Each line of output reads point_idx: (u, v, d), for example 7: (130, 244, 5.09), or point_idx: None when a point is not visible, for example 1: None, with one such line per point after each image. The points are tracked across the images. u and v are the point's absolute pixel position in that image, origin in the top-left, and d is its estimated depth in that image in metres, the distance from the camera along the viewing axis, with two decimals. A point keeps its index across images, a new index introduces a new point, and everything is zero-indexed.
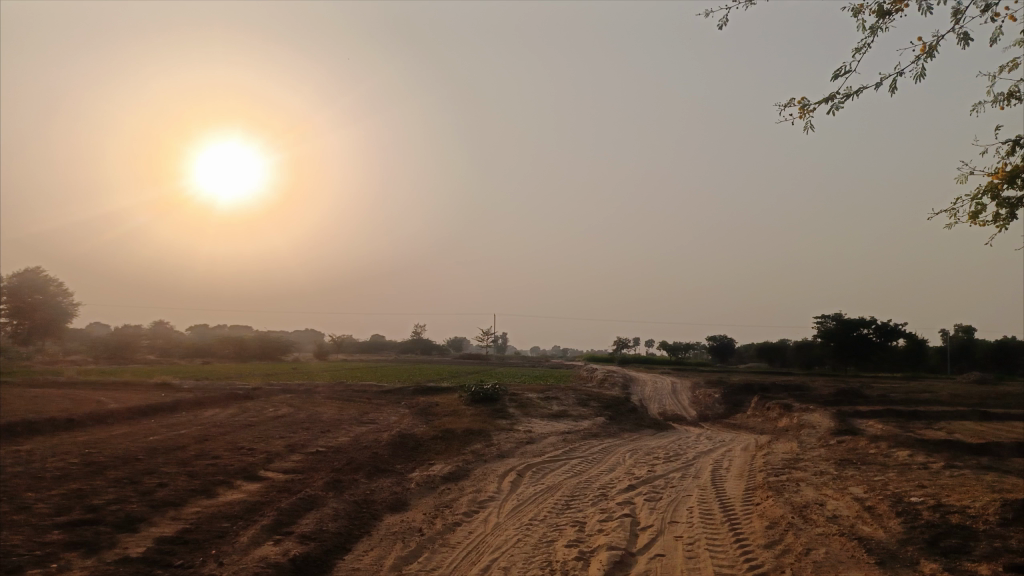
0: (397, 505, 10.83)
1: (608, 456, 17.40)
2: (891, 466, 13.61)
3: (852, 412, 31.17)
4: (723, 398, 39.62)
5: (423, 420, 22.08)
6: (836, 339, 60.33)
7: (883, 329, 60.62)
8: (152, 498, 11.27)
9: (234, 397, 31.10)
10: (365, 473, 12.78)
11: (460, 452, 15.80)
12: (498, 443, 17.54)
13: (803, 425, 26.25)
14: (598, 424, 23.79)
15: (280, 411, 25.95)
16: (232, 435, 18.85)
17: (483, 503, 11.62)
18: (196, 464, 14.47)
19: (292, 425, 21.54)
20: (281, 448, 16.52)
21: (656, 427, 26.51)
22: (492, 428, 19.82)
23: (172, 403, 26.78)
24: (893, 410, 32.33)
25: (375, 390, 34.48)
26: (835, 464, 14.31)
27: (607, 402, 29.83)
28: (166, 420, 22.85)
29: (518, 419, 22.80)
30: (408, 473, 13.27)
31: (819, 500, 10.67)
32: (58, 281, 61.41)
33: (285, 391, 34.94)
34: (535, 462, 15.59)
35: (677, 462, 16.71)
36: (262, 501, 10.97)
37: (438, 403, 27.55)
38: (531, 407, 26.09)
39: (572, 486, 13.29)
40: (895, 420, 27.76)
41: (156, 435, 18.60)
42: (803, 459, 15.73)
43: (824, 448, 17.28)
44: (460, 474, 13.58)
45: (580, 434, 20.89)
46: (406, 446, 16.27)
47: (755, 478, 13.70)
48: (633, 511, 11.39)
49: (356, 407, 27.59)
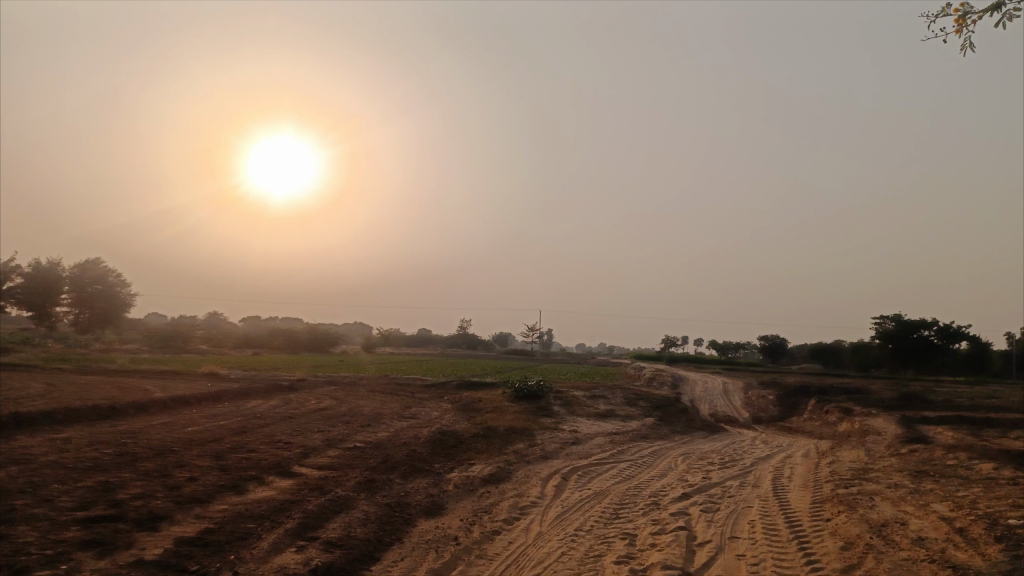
0: (432, 509, 10.10)
1: (658, 459, 16.44)
2: (975, 481, 12.32)
3: (918, 418, 29.35)
4: (778, 400, 38.02)
5: (466, 417, 21.41)
6: (894, 341, 57.81)
7: (945, 331, 57.49)
8: (179, 493, 10.78)
9: (279, 389, 30.97)
10: (401, 472, 12.11)
11: (502, 452, 15.03)
12: (542, 444, 16.71)
13: (866, 432, 24.70)
14: (647, 425, 22.81)
15: (323, 404, 25.57)
16: (270, 427, 18.46)
17: (524, 509, 10.81)
18: (230, 457, 14.02)
19: (333, 418, 21.11)
20: (319, 442, 16.01)
21: (708, 429, 25.34)
22: (536, 426, 18.97)
23: (217, 394, 26.64)
24: (961, 416, 30.41)
25: (419, 384, 34.02)
26: (912, 477, 13.04)
27: (656, 402, 28.72)
28: (208, 410, 22.62)
29: (563, 418, 21.91)
30: (446, 474, 12.54)
31: (901, 519, 9.53)
32: (116, 271, 62.78)
33: (330, 384, 34.75)
34: (581, 465, 14.71)
35: (734, 468, 15.65)
36: (291, 500, 10.36)
37: (482, 399, 26.89)
38: (578, 406, 25.17)
39: (621, 493, 12.37)
40: (966, 428, 25.96)
41: (195, 426, 18.31)
42: (873, 469, 14.47)
43: (895, 458, 15.94)
44: (500, 476, 12.80)
45: (629, 435, 19.89)
46: (445, 444, 15.55)
47: (822, 490, 12.55)
48: (688, 523, 10.43)
49: (398, 401, 27.09)
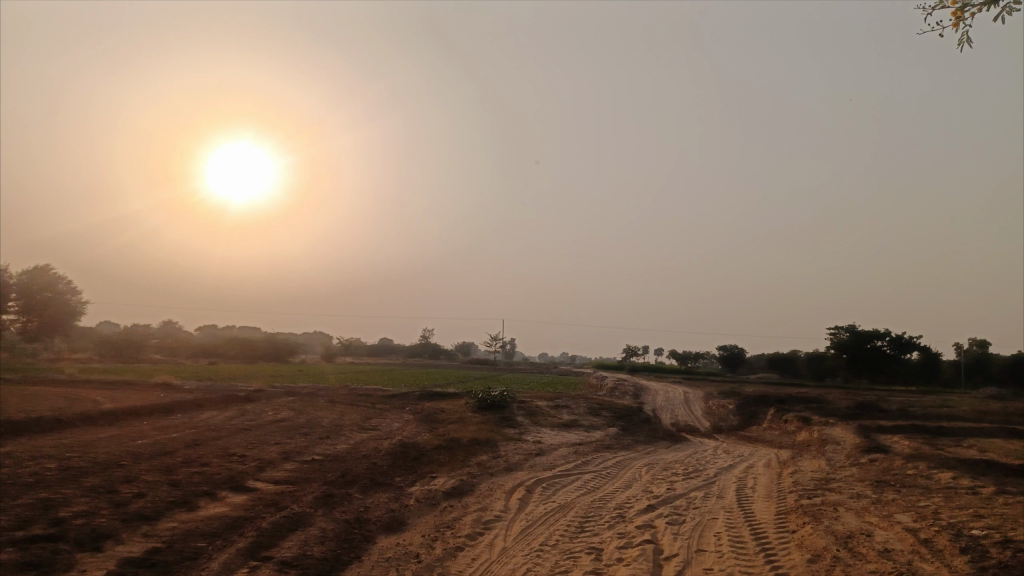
0: (393, 525, 9.77)
1: (623, 470, 16.30)
2: (935, 490, 12.44)
3: (874, 427, 29.85)
4: (738, 409, 38.34)
5: (427, 428, 21.05)
6: (848, 351, 58.94)
7: (898, 341, 59.06)
8: (125, 510, 10.25)
9: (235, 399, 30.12)
10: (360, 486, 11.73)
11: (465, 464, 14.73)
12: (506, 455, 16.45)
13: (825, 441, 24.99)
14: (611, 435, 22.71)
15: (280, 415, 24.93)
16: (225, 440, 17.86)
17: (488, 523, 10.55)
18: (181, 471, 13.46)
19: (291, 430, 20.56)
20: (275, 455, 15.51)
21: (670, 439, 25.37)
22: (499, 437, 18.69)
23: (170, 405, 25.79)
24: (915, 424, 31.01)
25: (380, 395, 33.48)
26: (873, 486, 13.13)
27: (619, 412, 28.67)
28: (160, 422, 21.84)
29: (527, 429, 21.68)
30: (408, 488, 12.20)
31: (866, 531, 9.50)
32: (66, 278, 60.79)
33: (288, 394, 33.99)
34: (545, 477, 14.49)
35: (698, 479, 15.57)
36: (245, 517, 9.93)
37: (444, 409, 26.53)
38: (541, 416, 24.97)
39: (586, 506, 12.16)
40: (921, 437, 26.45)
41: (145, 438, 17.62)
42: (835, 479, 14.53)
43: (856, 467, 16.05)
44: (463, 490, 12.50)
45: (592, 446, 19.75)
46: (406, 456, 15.19)
47: (787, 501, 12.52)
48: (654, 536, 10.27)
49: (357, 412, 26.56)
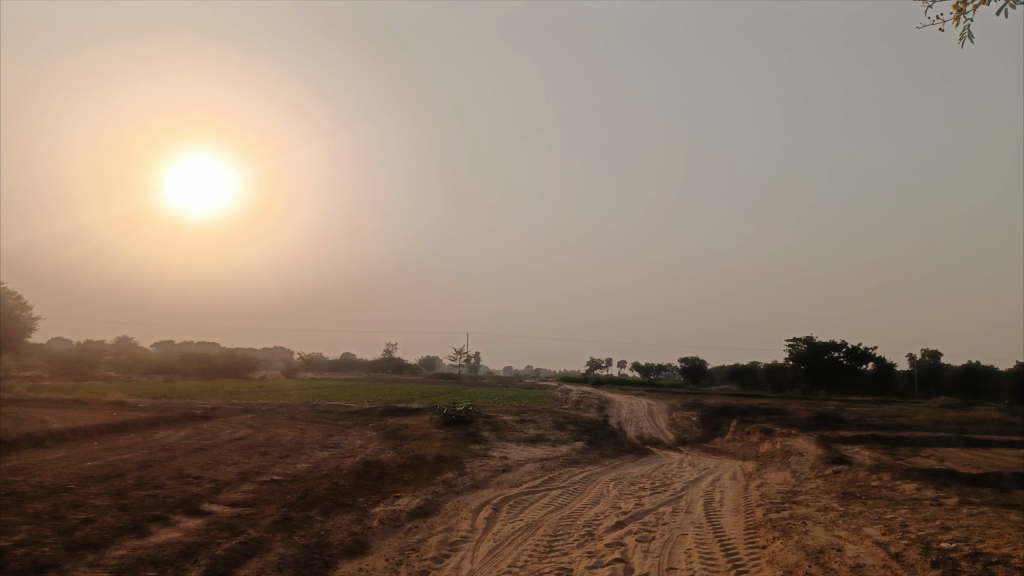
0: (356, 549, 9.42)
1: (590, 486, 16.10)
2: (900, 502, 12.49)
3: (835, 438, 30.19)
4: (701, 421, 38.53)
5: (391, 445, 20.62)
6: (807, 363, 59.82)
7: (854, 352, 60.19)
8: (71, 538, 9.70)
9: (192, 418, 29.26)
10: (321, 508, 11.33)
11: (430, 483, 14.39)
12: (472, 472, 16.14)
13: (789, 452, 25.16)
14: (577, 449, 22.52)
15: (239, 434, 24.20)
16: (180, 461, 17.22)
17: (454, 544, 10.25)
18: (132, 495, 12.87)
19: (250, 449, 19.96)
20: (233, 476, 14.97)
21: (636, 452, 25.31)
22: (464, 454, 18.37)
23: (123, 424, 24.88)
24: (874, 435, 31.47)
25: (342, 411, 32.86)
26: (839, 499, 13.15)
27: (585, 426, 28.54)
28: (112, 443, 21.00)
29: (492, 444, 21.41)
30: (371, 508, 11.83)
31: (837, 545, 9.43)
32: (16, 294, 58.78)
33: (247, 411, 33.15)
34: (512, 494, 14.23)
35: (666, 493, 15.45)
36: (199, 543, 9.47)
37: (408, 425, 26.10)
38: (506, 431, 24.70)
39: (554, 523, 11.91)
40: (881, 447, 26.81)
41: (95, 460, 16.91)
42: (802, 492, 14.53)
43: (821, 479, 16.11)
44: (428, 510, 12.17)
45: (559, 461, 19.55)
46: (370, 475, 14.78)
47: (755, 515, 12.44)
48: (624, 554, 10.07)
49: (319, 429, 25.97)
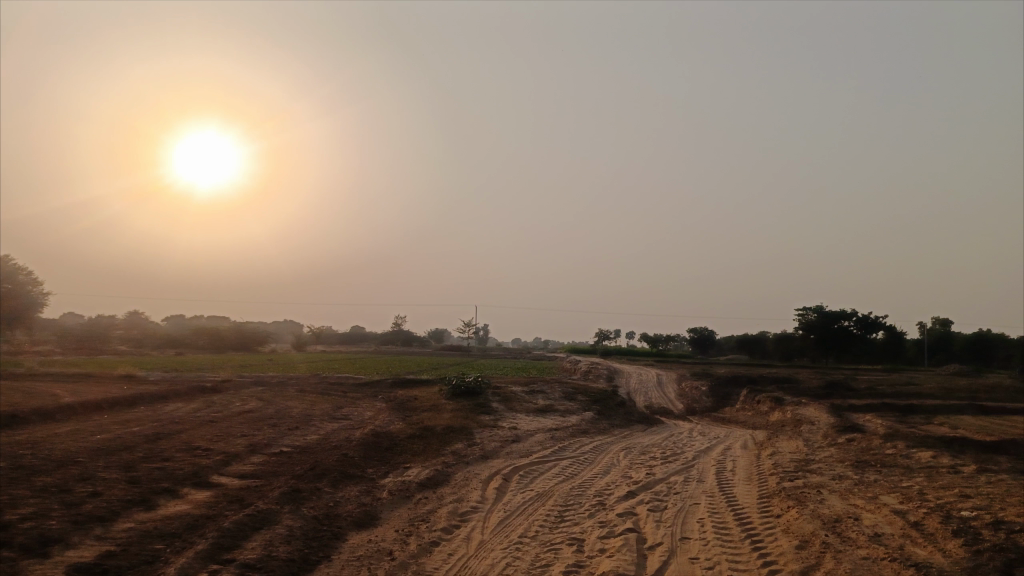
0: (365, 521, 9.31)
1: (600, 455, 15.98)
2: (918, 470, 12.30)
3: (846, 406, 29.99)
4: (711, 390, 38.41)
5: (400, 416, 20.55)
6: (816, 332, 59.57)
7: (864, 321, 59.88)
8: (78, 511, 9.62)
9: (201, 391, 29.28)
10: (331, 480, 11.23)
11: (440, 453, 14.27)
12: (482, 443, 16.04)
13: (799, 421, 25.02)
14: (586, 420, 22.40)
15: (248, 406, 24.15)
16: (190, 433, 17.18)
17: (465, 515, 10.13)
18: (140, 468, 12.80)
19: (259, 421, 19.90)
20: (241, 448, 14.90)
21: (646, 422, 25.20)
22: (474, 424, 18.26)
23: (132, 398, 24.86)
24: (885, 402, 31.29)
25: (351, 383, 32.87)
26: (854, 467, 12.98)
27: (594, 396, 28.42)
28: (121, 416, 20.98)
29: (502, 415, 21.30)
30: (381, 479, 11.73)
31: (854, 514, 9.26)
32: (28, 269, 59.01)
33: (256, 384, 33.17)
34: (523, 464, 14.13)
35: (676, 463, 15.30)
36: (206, 515, 9.39)
37: (417, 396, 26.04)
38: (516, 401, 24.60)
39: (565, 494, 11.80)
40: (893, 415, 26.64)
41: (104, 433, 16.89)
42: (816, 460, 14.36)
43: (835, 448, 15.93)
44: (438, 480, 12.06)
45: (569, 431, 19.43)
46: (379, 446, 14.67)
47: (768, 484, 12.28)
48: (636, 524, 9.94)
49: (328, 401, 25.94)
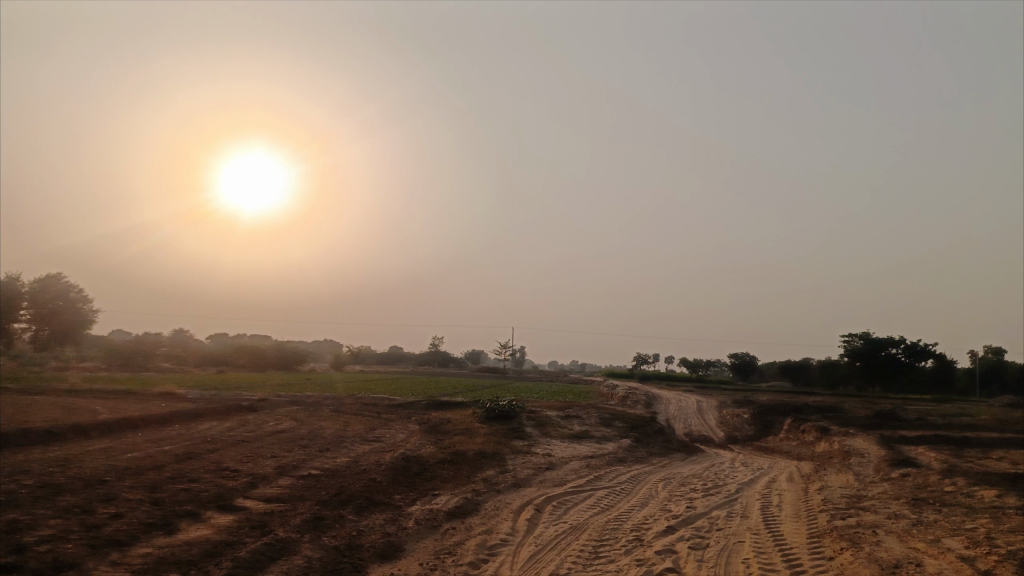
0: (389, 552, 8.89)
1: (638, 486, 15.31)
2: (981, 511, 11.41)
3: (896, 438, 28.64)
4: (753, 418, 37.21)
5: (432, 439, 20.14)
6: (861, 359, 57.68)
7: (913, 348, 57.75)
8: (96, 534, 9.36)
9: (238, 409, 29.29)
10: (356, 507, 10.85)
11: (470, 480, 13.80)
12: (514, 470, 15.51)
13: (848, 453, 23.90)
14: (623, 447, 21.71)
15: (281, 426, 24.01)
16: (219, 453, 17.00)
17: (493, 549, 9.63)
18: (166, 489, 12.56)
19: (290, 441, 19.69)
20: (269, 470, 14.63)
21: (685, 450, 24.36)
22: (507, 450, 17.76)
23: (168, 416, 24.90)
24: (938, 434, 29.85)
25: (386, 404, 32.58)
26: (911, 506, 12.12)
27: (632, 422, 27.65)
28: (155, 434, 20.98)
29: (536, 440, 20.74)
30: (408, 507, 11.31)
31: (914, 559, 8.51)
32: (78, 287, 60.42)
33: (292, 403, 33.16)
34: (556, 493, 13.57)
35: (719, 495, 14.56)
36: (226, 542, 9.06)
37: (451, 419, 25.61)
38: (551, 427, 24.01)
39: (600, 527, 11.21)
40: (947, 448, 25.32)
41: (135, 451, 16.79)
42: (868, 496, 13.51)
43: (888, 483, 15.01)
44: (467, 510, 11.58)
45: (605, 459, 18.79)
46: (408, 471, 14.25)
47: (818, 522, 11.50)
48: (676, 564, 9.31)
49: (361, 422, 25.70)
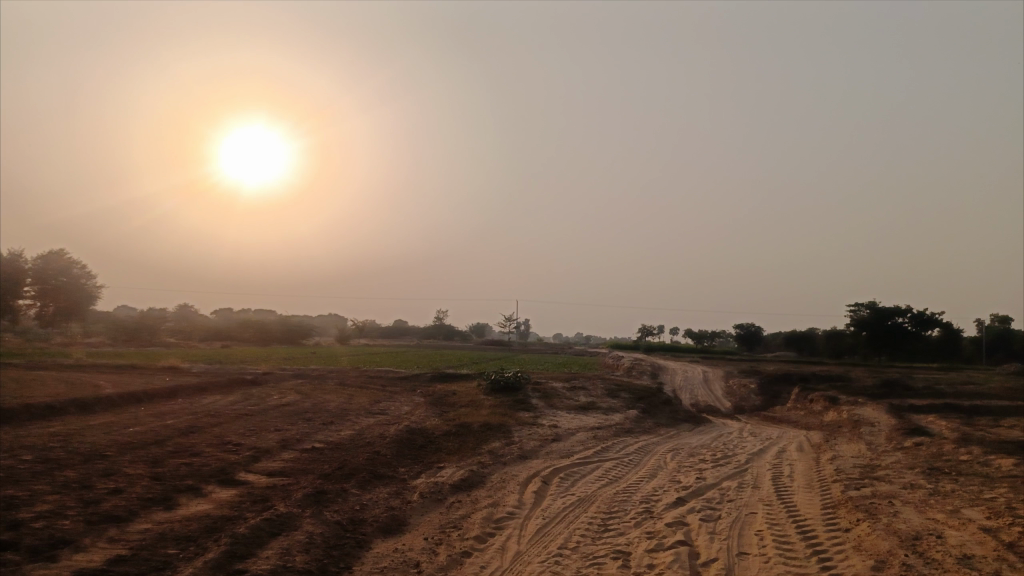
0: (393, 527, 8.66)
1: (647, 457, 15.07)
2: (999, 480, 11.15)
3: (906, 407, 28.36)
4: (759, 388, 36.99)
5: (437, 412, 19.93)
6: (868, 329, 57.30)
7: (919, 318, 57.29)
8: (94, 510, 9.15)
9: (242, 383, 29.12)
10: (359, 480, 10.62)
11: (476, 453, 13.58)
12: (520, 442, 15.28)
13: (857, 422, 23.65)
14: (630, 418, 21.48)
15: (286, 399, 23.86)
16: (223, 427, 16.81)
17: (500, 522, 9.39)
18: (167, 464, 12.35)
19: (294, 414, 19.51)
20: (272, 444, 14.43)
21: (692, 420, 24.16)
22: (513, 422, 17.55)
23: (172, 390, 24.75)
24: (947, 403, 29.57)
25: (391, 377, 32.48)
26: (927, 475, 11.86)
27: (638, 393, 27.44)
28: (158, 408, 20.81)
29: (543, 412, 20.52)
30: (412, 480, 11.09)
31: (935, 531, 8.24)
32: (81, 263, 60.17)
33: (297, 377, 33.01)
34: (564, 465, 13.33)
35: (729, 466, 14.32)
36: (226, 517, 8.84)
37: (456, 391, 25.42)
38: (557, 398, 23.77)
39: (609, 499, 10.99)
40: (957, 417, 25.05)
41: (138, 426, 16.64)
42: (882, 466, 13.26)
43: (901, 452, 14.75)
44: (473, 482, 11.36)
45: (612, 430, 18.56)
46: (413, 444, 14.03)
47: (831, 492, 11.27)
48: (687, 536, 9.07)
49: (366, 395, 25.51)
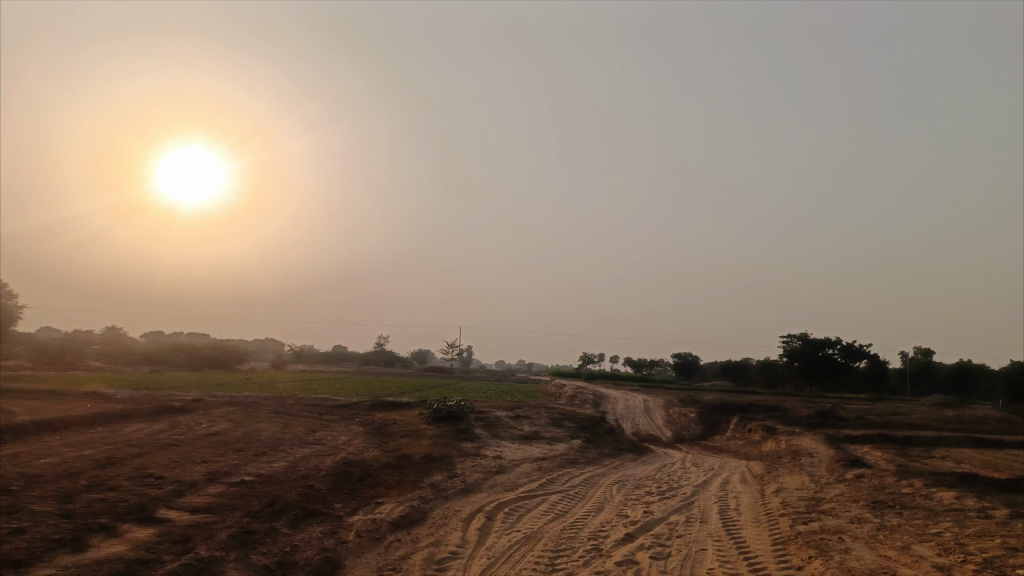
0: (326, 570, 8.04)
1: (592, 490, 14.69)
2: (943, 514, 11.17)
3: (841, 437, 28.85)
4: (700, 417, 37.24)
5: (376, 442, 19.20)
6: (800, 360, 58.76)
7: (849, 349, 59.06)
8: None
9: (170, 411, 27.66)
10: (291, 518, 9.93)
11: (416, 487, 12.98)
12: (462, 474, 14.71)
13: (796, 452, 23.86)
14: (574, 448, 21.14)
15: (216, 428, 22.72)
16: (146, 458, 15.76)
17: (442, 563, 8.83)
18: (80, 499, 11.35)
19: (223, 444, 18.47)
20: (198, 477, 13.52)
21: (635, 450, 24.00)
22: (456, 453, 16.99)
23: (92, 418, 23.24)
24: (880, 434, 30.21)
25: (328, 404, 31.39)
26: (871, 509, 11.82)
27: (581, 422, 27.17)
28: (76, 437, 19.50)
29: (485, 442, 19.99)
30: (348, 518, 10.44)
31: (889, 569, 8.08)
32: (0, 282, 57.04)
33: (230, 404, 31.62)
34: (508, 500, 12.82)
35: (675, 499, 14.05)
36: (141, 561, 8.07)
37: (397, 420, 24.67)
38: (500, 428, 23.28)
39: (555, 536, 10.54)
40: (889, 447, 25.58)
41: (50, 457, 15.41)
42: (826, 499, 13.19)
43: (844, 484, 14.76)
44: (414, 519, 10.77)
45: (557, 461, 18.17)
46: (350, 477, 13.32)
47: (780, 527, 11.09)
48: None
49: (301, 424, 24.53)
